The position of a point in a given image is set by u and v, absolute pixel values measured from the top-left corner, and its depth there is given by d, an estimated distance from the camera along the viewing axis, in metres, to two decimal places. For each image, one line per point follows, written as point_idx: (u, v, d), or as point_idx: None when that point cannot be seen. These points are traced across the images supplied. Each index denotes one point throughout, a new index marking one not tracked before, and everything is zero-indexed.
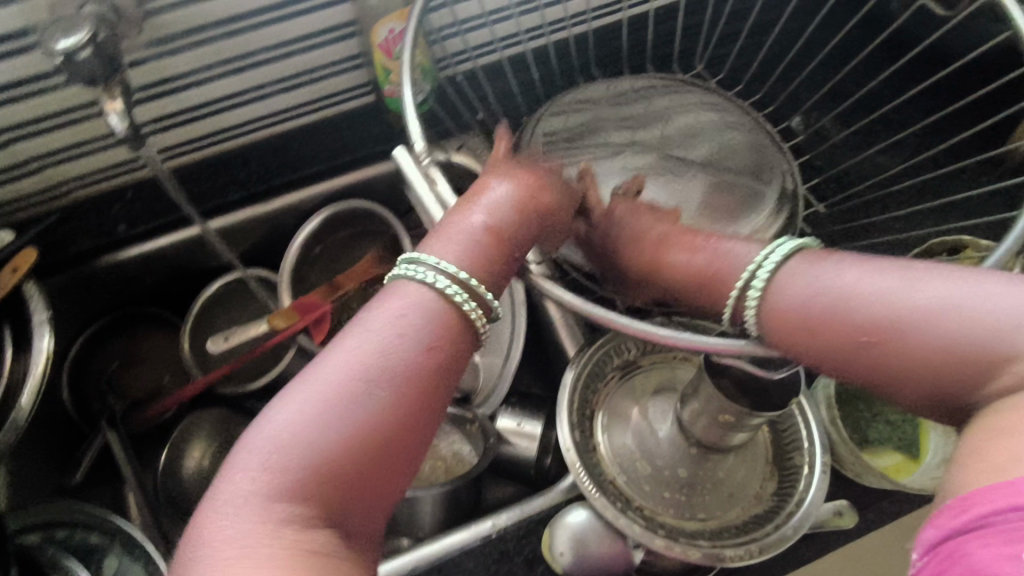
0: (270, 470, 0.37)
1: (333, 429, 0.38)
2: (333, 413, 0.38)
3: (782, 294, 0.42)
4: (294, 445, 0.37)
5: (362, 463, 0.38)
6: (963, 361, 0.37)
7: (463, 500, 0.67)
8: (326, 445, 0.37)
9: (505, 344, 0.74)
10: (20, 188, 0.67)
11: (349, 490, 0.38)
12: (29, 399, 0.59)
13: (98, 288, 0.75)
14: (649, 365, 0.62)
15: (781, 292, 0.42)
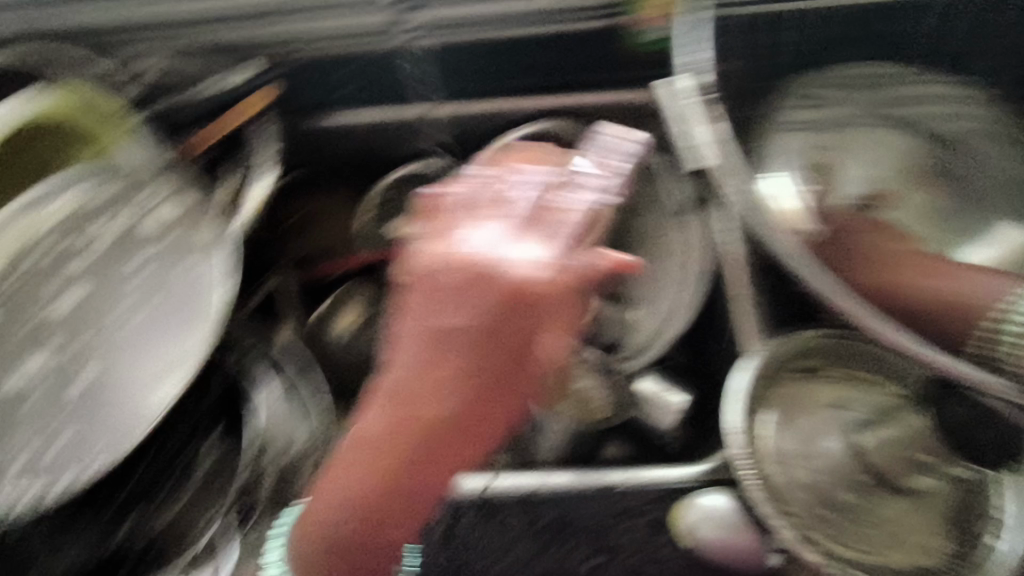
0: (360, 483, 0.44)
1: (448, 401, 0.42)
2: (422, 378, 0.42)
3: None
4: (402, 400, 0.42)
5: (460, 428, 0.43)
6: None
7: (591, 447, 0.65)
8: (438, 413, 0.42)
9: (672, 310, 0.71)
10: (268, 30, 0.69)
11: (388, 522, 0.46)
12: (237, 227, 0.59)
13: (308, 140, 0.77)
14: (848, 379, 0.56)
15: None
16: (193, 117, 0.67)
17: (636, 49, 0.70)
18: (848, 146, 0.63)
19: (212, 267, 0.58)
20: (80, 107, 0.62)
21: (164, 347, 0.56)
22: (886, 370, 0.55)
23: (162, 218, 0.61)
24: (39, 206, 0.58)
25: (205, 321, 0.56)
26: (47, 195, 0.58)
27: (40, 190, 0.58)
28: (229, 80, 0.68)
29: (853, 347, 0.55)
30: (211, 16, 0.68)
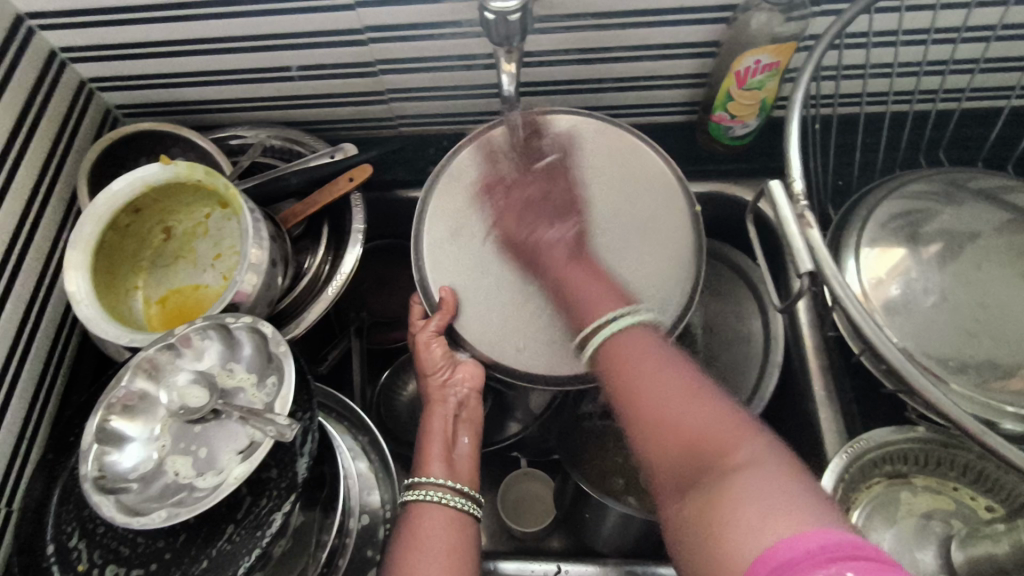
0: None
1: None
2: None
3: (622, 336, 0.50)
4: None
5: None
6: (705, 445, 0.40)
7: (655, 538, 0.65)
8: None
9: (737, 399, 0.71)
10: (370, 112, 0.77)
11: None
12: (332, 296, 0.67)
13: (389, 214, 0.84)
14: (924, 485, 0.55)
15: (619, 357, 0.48)
16: (293, 189, 0.71)
17: (712, 143, 0.73)
18: (947, 239, 0.62)
19: (231, 320, 0.53)
20: (206, 174, 0.63)
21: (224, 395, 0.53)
22: (969, 480, 0.55)
23: (253, 266, 0.59)
24: (83, 286, 0.60)
25: (283, 393, 0.49)
26: (80, 282, 0.60)
27: (72, 283, 0.59)
28: (333, 156, 0.72)
29: (931, 452, 0.55)
30: (314, 98, 0.74)
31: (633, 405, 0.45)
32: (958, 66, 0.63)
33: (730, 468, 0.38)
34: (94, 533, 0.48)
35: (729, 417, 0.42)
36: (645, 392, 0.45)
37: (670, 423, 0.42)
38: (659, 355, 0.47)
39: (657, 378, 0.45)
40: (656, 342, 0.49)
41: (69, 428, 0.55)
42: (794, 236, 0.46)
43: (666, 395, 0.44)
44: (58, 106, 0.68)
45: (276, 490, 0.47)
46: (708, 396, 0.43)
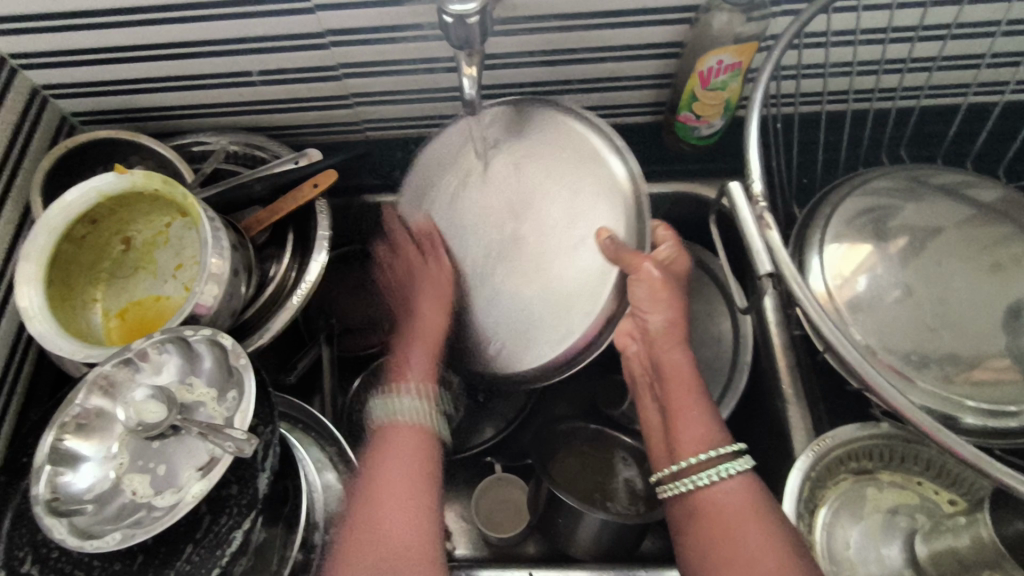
0: None
1: None
2: None
3: (714, 492, 0.48)
4: None
5: None
6: None
7: (628, 540, 0.65)
8: None
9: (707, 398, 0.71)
10: (334, 117, 0.76)
11: None
12: (296, 304, 0.66)
13: (357, 219, 0.83)
14: (890, 481, 0.56)
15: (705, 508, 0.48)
16: (255, 196, 0.69)
17: (678, 144, 0.73)
18: (909, 236, 0.62)
19: (189, 333, 0.52)
20: (162, 183, 0.61)
21: (183, 410, 0.52)
22: (933, 475, 0.55)
23: (212, 275, 0.57)
24: (36, 301, 0.58)
25: (242, 406, 0.48)
26: (32, 296, 0.58)
27: (22, 297, 0.58)
28: (297, 162, 0.71)
29: (895, 448, 0.56)
30: (276, 103, 0.73)
31: (709, 557, 0.47)
32: (915, 65, 0.63)
33: None
34: (48, 556, 0.47)
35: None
36: (741, 556, 0.45)
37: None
38: (748, 523, 0.46)
39: (752, 543, 0.45)
40: (766, 497, 0.48)
41: (21, 448, 0.53)
42: (753, 238, 0.46)
43: (737, 554, 0.45)
44: (9, 115, 0.66)
45: (236, 507, 0.46)
46: (775, 564, 0.44)
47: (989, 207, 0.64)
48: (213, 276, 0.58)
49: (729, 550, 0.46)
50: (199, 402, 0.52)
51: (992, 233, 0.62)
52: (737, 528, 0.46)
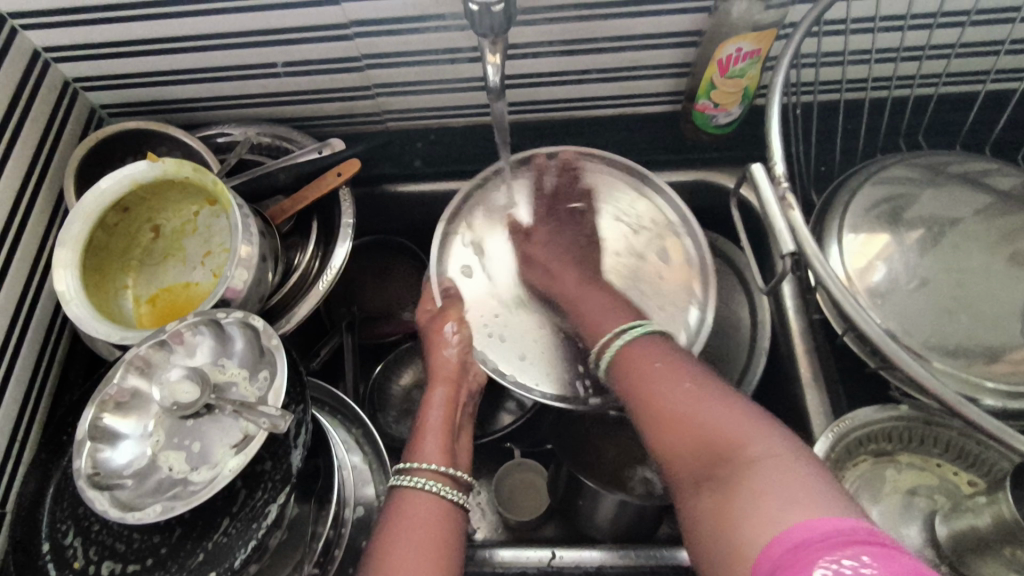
0: None
1: None
2: None
3: (636, 358, 0.54)
4: None
5: None
6: (723, 445, 0.45)
7: (647, 523, 0.66)
8: None
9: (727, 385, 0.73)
10: (357, 107, 0.77)
11: None
12: (323, 290, 0.67)
13: (379, 209, 0.84)
14: (909, 462, 0.56)
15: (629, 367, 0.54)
16: (281, 186, 0.71)
17: (696, 133, 0.74)
18: (929, 221, 0.63)
19: (221, 313, 0.53)
20: (193, 171, 0.63)
21: (216, 389, 0.53)
22: (952, 457, 0.56)
23: (243, 260, 0.59)
24: (72, 285, 0.60)
25: (275, 385, 0.50)
26: (68, 281, 0.60)
27: (59, 281, 0.59)
28: (320, 151, 0.72)
29: (915, 430, 0.56)
30: (300, 94, 0.75)
31: (642, 413, 0.51)
32: (934, 51, 0.64)
33: (744, 459, 0.43)
34: (90, 529, 0.49)
35: (746, 416, 0.46)
36: (669, 395, 0.50)
37: (694, 432, 0.47)
38: (681, 375, 0.51)
39: (671, 377, 0.51)
40: (672, 347, 0.55)
41: (60, 427, 0.55)
42: (776, 217, 0.47)
43: (669, 401, 0.49)
44: (43, 107, 0.67)
45: (270, 480, 0.48)
46: (716, 400, 0.48)
47: (1009, 192, 0.64)
48: (245, 261, 0.59)
49: (660, 398, 0.50)
50: (232, 382, 0.53)
51: (1010, 219, 0.63)
52: (652, 372, 0.52)
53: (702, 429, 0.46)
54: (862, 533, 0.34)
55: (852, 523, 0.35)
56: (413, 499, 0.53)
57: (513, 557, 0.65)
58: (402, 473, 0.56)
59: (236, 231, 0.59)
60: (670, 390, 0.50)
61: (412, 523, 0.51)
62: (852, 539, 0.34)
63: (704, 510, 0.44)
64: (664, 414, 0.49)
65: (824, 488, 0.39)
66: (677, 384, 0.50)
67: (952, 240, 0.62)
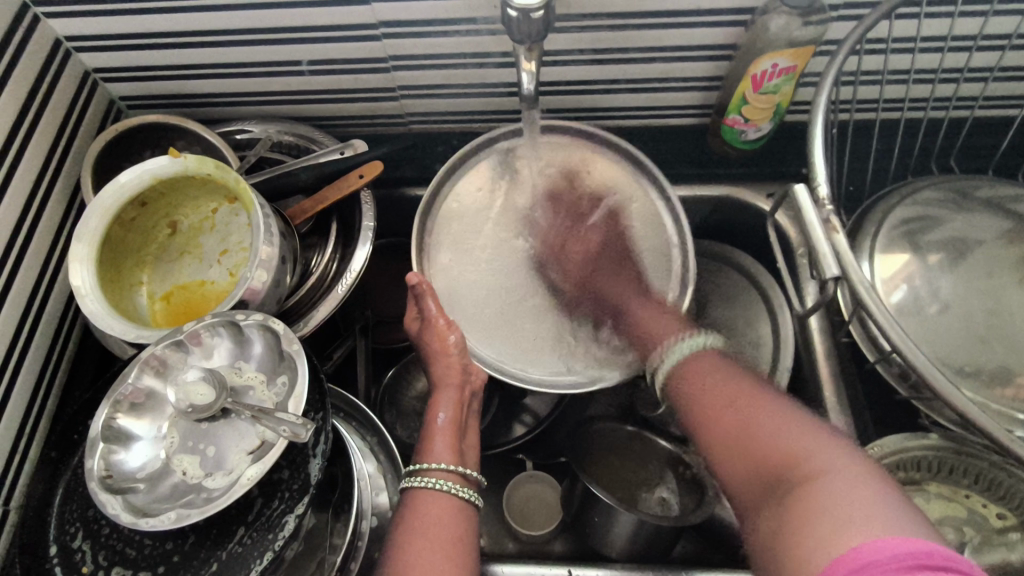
0: None
1: None
2: None
3: (687, 375, 0.55)
4: None
5: None
6: (788, 455, 0.44)
7: (663, 542, 0.65)
8: None
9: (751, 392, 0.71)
10: (380, 109, 0.76)
11: None
12: (341, 293, 0.66)
13: (398, 213, 0.83)
14: (937, 491, 0.55)
15: (680, 386, 0.55)
16: (301, 185, 0.70)
17: (723, 148, 0.73)
18: (963, 246, 0.62)
19: (239, 315, 0.52)
20: (214, 168, 0.62)
21: (230, 393, 0.52)
22: (981, 488, 0.55)
23: (263, 260, 0.58)
24: (87, 280, 0.59)
25: (296, 391, 0.48)
26: (83, 276, 0.58)
27: (74, 276, 0.58)
28: (343, 153, 0.71)
29: (945, 459, 0.55)
30: (323, 93, 0.73)
31: (700, 424, 0.52)
32: (972, 74, 0.63)
33: (808, 478, 0.42)
34: (99, 533, 0.47)
35: (811, 433, 0.45)
36: (728, 416, 0.50)
37: (760, 462, 0.46)
38: (737, 393, 0.51)
39: (735, 399, 0.51)
40: (735, 366, 0.55)
41: (71, 426, 0.54)
42: (819, 238, 0.45)
43: (732, 415, 0.50)
44: (62, 98, 0.66)
45: (287, 489, 0.46)
46: (774, 421, 0.47)
47: None
48: (264, 259, 0.58)
49: (723, 413, 0.50)
50: (248, 386, 0.52)
51: None
52: (709, 393, 0.52)
53: (768, 442, 0.46)
54: (924, 555, 0.33)
55: (924, 545, 0.34)
56: (426, 498, 0.53)
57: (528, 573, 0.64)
58: (413, 474, 0.55)
59: (257, 231, 0.58)
60: (731, 408, 0.50)
61: (427, 522, 0.51)
62: (921, 563, 0.33)
63: (763, 531, 0.43)
64: (723, 425, 0.50)
65: (892, 503, 0.38)
66: (737, 403, 0.50)
67: (986, 267, 0.61)
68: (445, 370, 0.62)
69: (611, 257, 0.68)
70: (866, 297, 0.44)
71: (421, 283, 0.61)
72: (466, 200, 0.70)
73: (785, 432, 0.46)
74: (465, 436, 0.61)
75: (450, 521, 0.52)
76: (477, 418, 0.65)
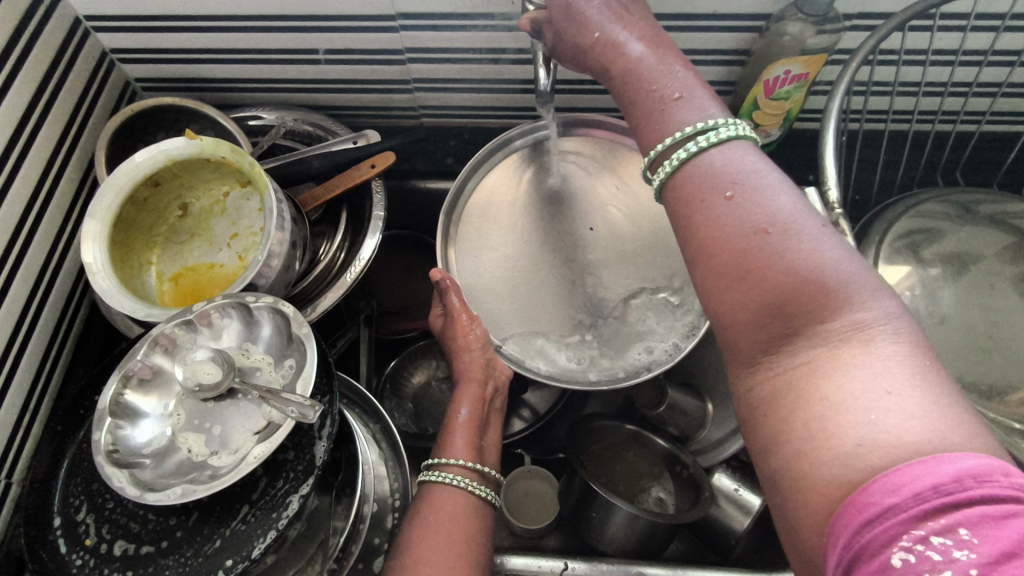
0: None
1: None
2: None
3: (700, 169, 0.41)
4: None
5: None
6: (807, 314, 0.35)
7: (658, 540, 0.65)
8: None
9: None
10: (393, 101, 0.77)
11: None
12: (349, 281, 0.67)
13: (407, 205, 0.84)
14: None
15: (688, 188, 0.42)
16: (313, 173, 0.70)
17: None
18: (965, 258, 0.63)
19: (249, 298, 0.52)
20: (230, 151, 0.62)
21: (240, 374, 0.52)
22: None
23: (276, 245, 0.58)
24: (98, 258, 0.59)
25: (304, 373, 0.49)
26: (95, 254, 0.59)
27: (85, 253, 0.58)
28: (356, 142, 0.72)
29: None
30: (337, 82, 0.74)
31: (709, 280, 0.40)
32: (980, 88, 0.64)
33: (826, 332, 0.34)
34: (103, 507, 0.48)
35: (837, 260, 0.36)
36: (743, 208, 0.38)
37: (761, 273, 0.37)
38: (736, 171, 0.40)
39: (763, 187, 0.39)
40: (755, 153, 0.41)
41: (77, 401, 0.54)
42: None
43: (739, 255, 0.38)
44: (79, 76, 0.67)
45: (293, 470, 0.47)
46: (765, 186, 0.39)
47: None
48: (278, 244, 0.58)
49: (733, 248, 0.38)
50: (257, 368, 0.52)
51: None
52: (707, 195, 0.40)
53: (788, 288, 0.36)
54: (954, 486, 0.27)
55: (967, 463, 0.28)
56: (441, 493, 0.54)
57: (525, 565, 0.64)
58: (432, 469, 0.57)
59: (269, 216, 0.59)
60: (734, 229, 0.38)
61: (439, 516, 0.52)
62: (954, 501, 0.27)
63: (759, 306, 0.37)
64: (736, 280, 0.38)
65: (901, 386, 0.31)
66: (746, 226, 0.38)
67: (988, 279, 0.62)
68: (466, 368, 0.63)
69: (627, 256, 0.68)
70: None
71: (444, 279, 0.63)
72: (495, 197, 0.70)
73: (811, 267, 0.36)
74: (483, 430, 0.62)
75: (461, 516, 0.53)
76: (499, 410, 0.66)
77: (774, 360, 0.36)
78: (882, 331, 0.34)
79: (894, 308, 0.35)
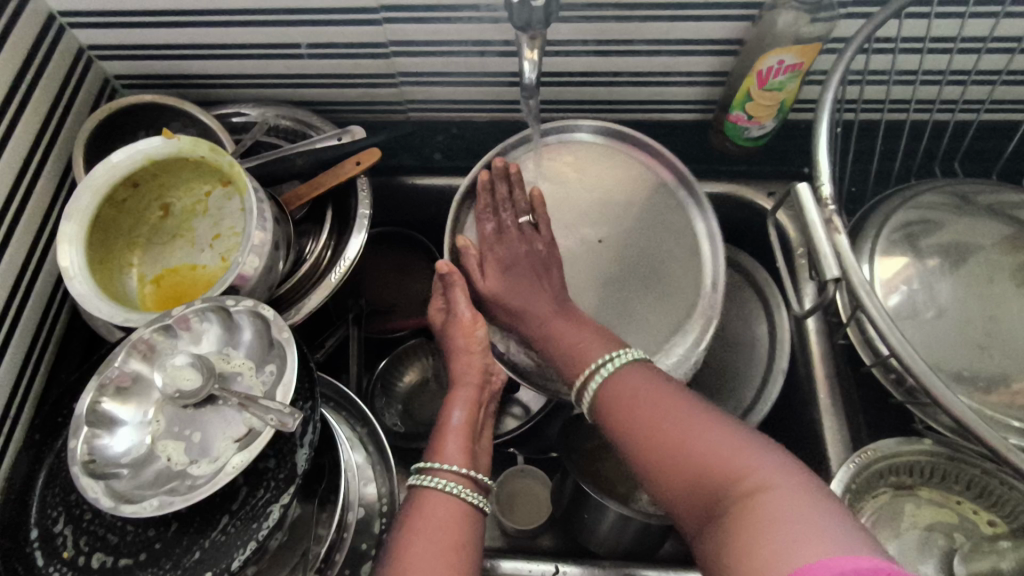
0: None
1: None
2: None
3: (619, 377, 0.50)
4: None
5: None
6: (727, 488, 0.39)
7: (651, 541, 0.64)
8: None
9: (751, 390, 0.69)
10: (380, 95, 0.75)
11: None
12: (336, 282, 0.65)
13: (395, 202, 0.82)
14: (929, 497, 0.56)
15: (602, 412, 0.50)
16: (297, 171, 0.69)
17: (727, 145, 0.72)
18: (964, 250, 0.61)
19: (227, 301, 0.51)
20: (209, 150, 0.61)
21: (221, 380, 0.51)
22: (974, 494, 0.55)
23: (256, 248, 0.57)
24: (75, 262, 0.58)
25: (285, 379, 0.48)
26: (73, 257, 0.58)
27: (63, 257, 0.57)
28: (340, 139, 0.70)
29: (938, 466, 0.55)
30: (321, 77, 0.72)
31: (655, 472, 0.44)
32: (979, 76, 0.62)
33: (746, 495, 0.38)
34: (81, 518, 0.47)
35: (739, 441, 0.41)
36: (652, 410, 0.46)
37: (686, 459, 0.42)
38: (648, 381, 0.49)
39: (662, 389, 0.48)
40: (658, 370, 0.50)
41: (56, 409, 0.53)
42: (821, 241, 0.45)
43: (669, 438, 0.44)
44: (56, 74, 0.65)
45: (274, 477, 0.46)
46: (660, 396, 0.47)
47: None
48: (260, 248, 0.57)
49: (654, 431, 0.45)
50: (239, 375, 0.51)
51: None
52: (630, 396, 0.48)
53: (708, 465, 0.41)
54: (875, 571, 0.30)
55: (869, 561, 0.31)
56: (433, 499, 0.53)
57: (515, 569, 0.63)
58: (421, 473, 0.55)
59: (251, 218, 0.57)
60: (648, 419, 0.46)
61: (430, 521, 0.51)
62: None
63: (690, 492, 0.41)
64: (664, 459, 0.43)
65: (811, 521, 0.34)
66: (659, 417, 0.45)
67: (988, 272, 0.60)
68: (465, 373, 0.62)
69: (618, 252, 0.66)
70: (868, 305, 0.43)
71: (450, 273, 0.62)
72: None
73: (718, 449, 0.41)
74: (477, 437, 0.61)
75: (453, 521, 0.52)
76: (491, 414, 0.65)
77: (710, 531, 0.39)
78: (783, 485, 0.37)
79: (789, 465, 0.39)
